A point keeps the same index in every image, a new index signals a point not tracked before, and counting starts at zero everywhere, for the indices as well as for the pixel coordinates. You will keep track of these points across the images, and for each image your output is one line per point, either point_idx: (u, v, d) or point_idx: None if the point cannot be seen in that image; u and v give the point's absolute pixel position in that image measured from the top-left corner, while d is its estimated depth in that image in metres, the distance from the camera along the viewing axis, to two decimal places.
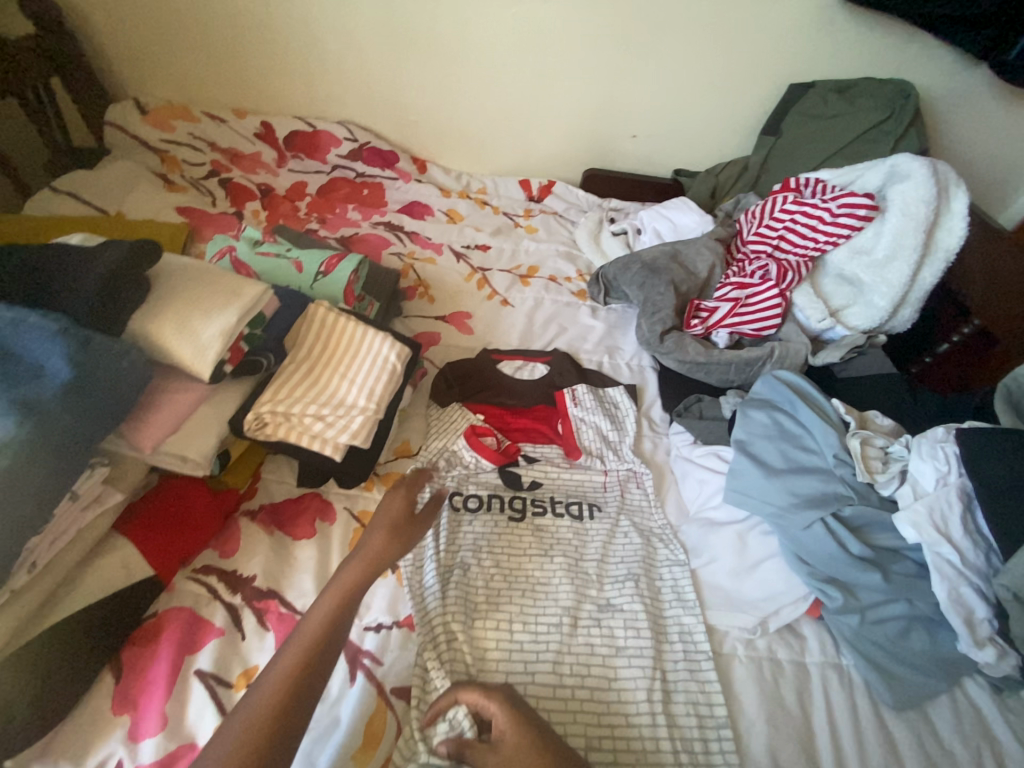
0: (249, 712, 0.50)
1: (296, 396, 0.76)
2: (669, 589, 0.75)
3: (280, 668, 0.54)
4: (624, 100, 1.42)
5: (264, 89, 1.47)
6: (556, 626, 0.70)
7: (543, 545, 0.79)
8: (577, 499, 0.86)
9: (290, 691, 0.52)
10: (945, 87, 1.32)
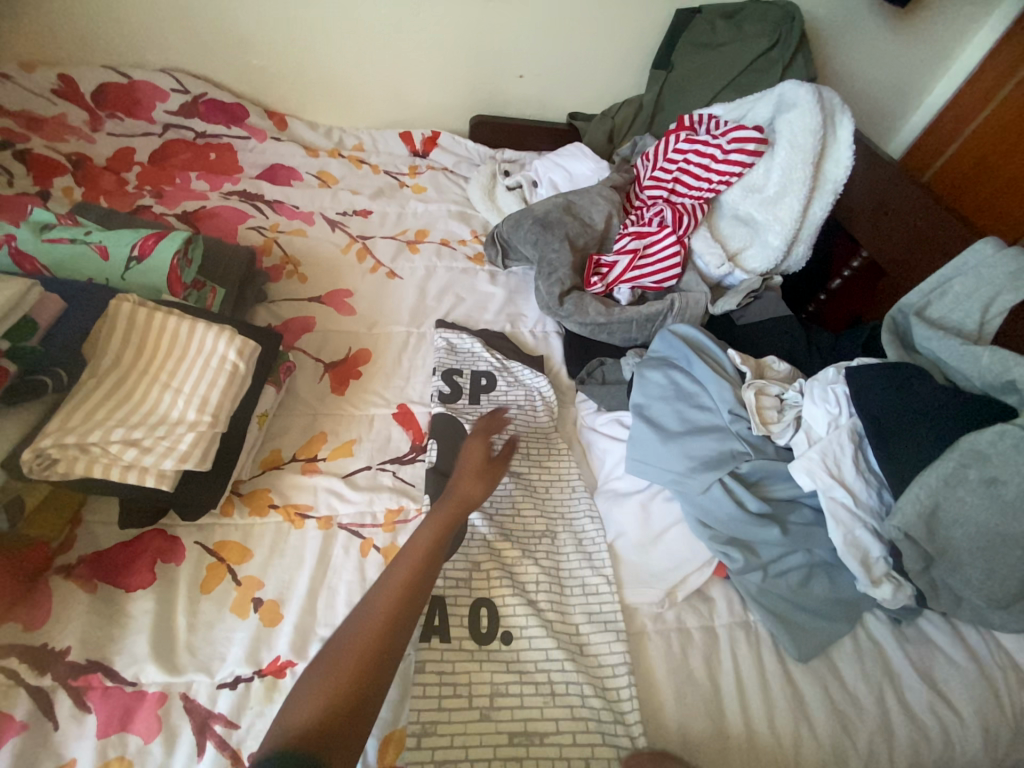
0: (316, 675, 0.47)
1: (98, 419, 0.61)
2: (586, 575, 0.69)
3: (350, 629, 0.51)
4: (503, 33, 1.26)
5: (57, 32, 1.17)
6: (523, 637, 0.62)
7: (512, 544, 0.70)
8: (510, 480, 0.76)
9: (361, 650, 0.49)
10: (827, 10, 1.28)
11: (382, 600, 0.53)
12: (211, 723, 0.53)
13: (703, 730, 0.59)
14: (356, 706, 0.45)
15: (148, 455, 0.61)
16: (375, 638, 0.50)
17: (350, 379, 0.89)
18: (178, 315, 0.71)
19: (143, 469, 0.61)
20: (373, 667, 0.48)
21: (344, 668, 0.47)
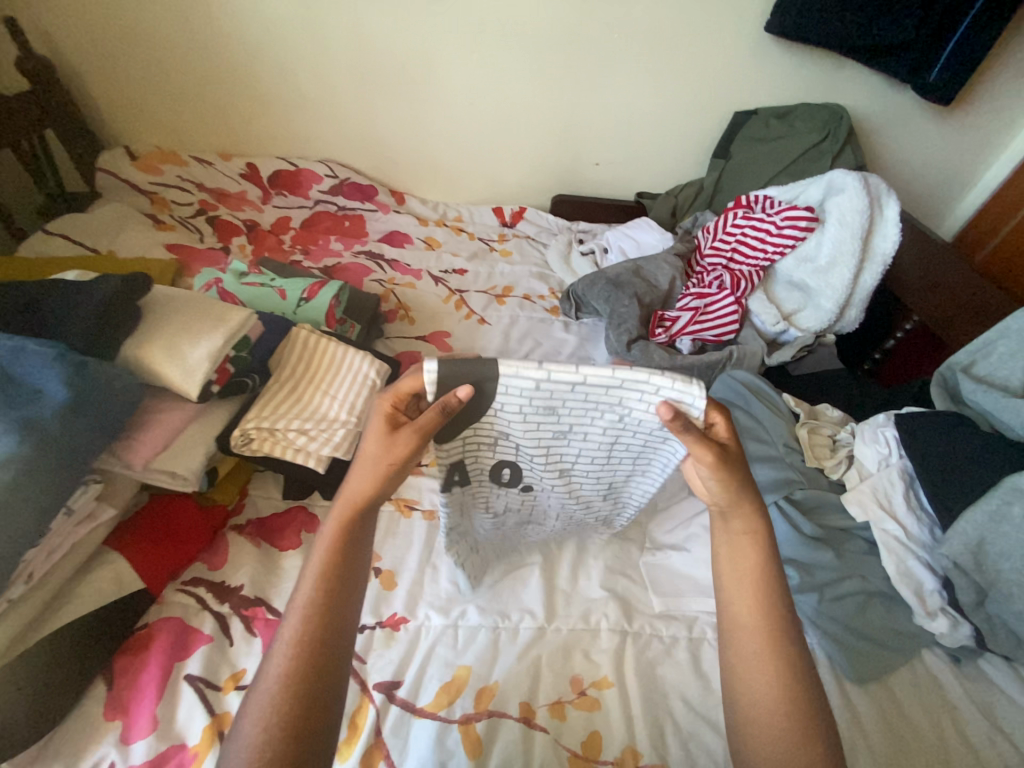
0: (260, 707, 0.44)
1: (281, 410, 0.81)
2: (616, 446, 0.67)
3: (283, 644, 0.48)
4: (585, 131, 1.53)
5: (248, 134, 1.55)
6: (541, 472, 0.69)
7: (536, 416, 0.62)
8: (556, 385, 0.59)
9: (300, 669, 0.46)
10: (875, 110, 1.45)
11: (276, 669, 0.46)
12: None
13: None
14: (302, 718, 0.44)
15: (312, 441, 0.80)
16: (306, 646, 0.48)
17: None
18: (335, 340, 0.93)
19: (307, 453, 0.79)
20: (317, 683, 0.46)
21: (279, 681, 0.45)
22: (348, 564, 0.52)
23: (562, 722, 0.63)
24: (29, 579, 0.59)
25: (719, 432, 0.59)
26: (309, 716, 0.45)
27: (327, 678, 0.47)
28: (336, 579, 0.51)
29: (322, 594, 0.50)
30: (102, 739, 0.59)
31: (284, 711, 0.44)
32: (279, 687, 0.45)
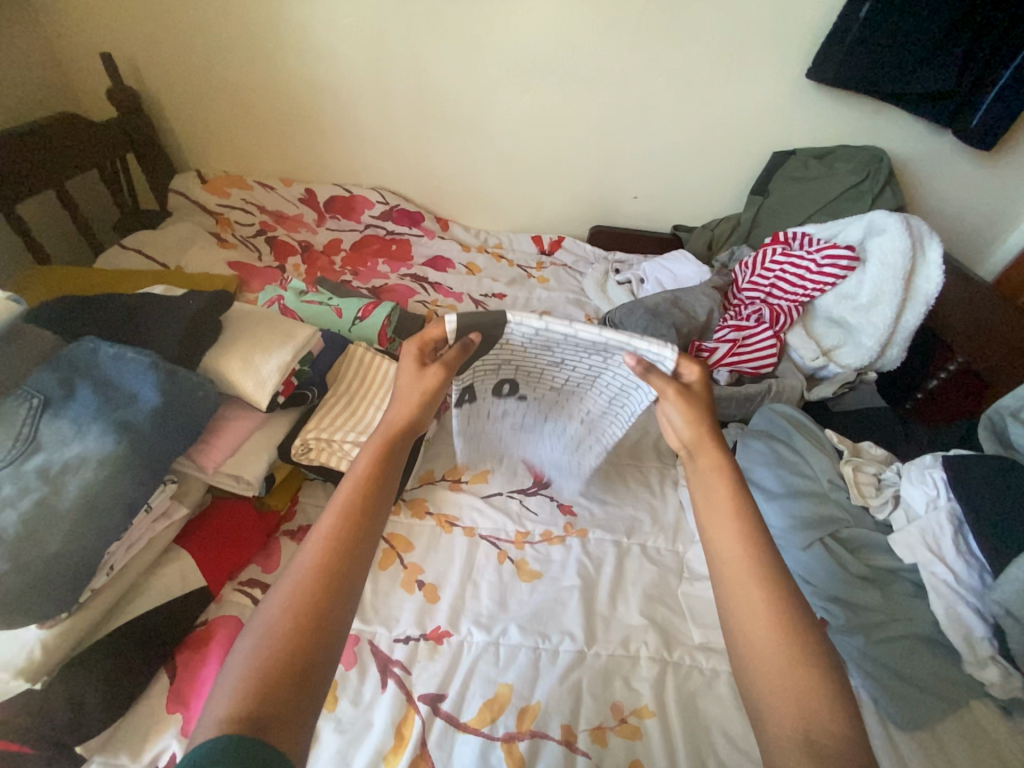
0: (271, 616, 0.46)
1: (334, 426, 0.85)
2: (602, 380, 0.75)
3: (304, 561, 0.50)
4: (625, 166, 1.59)
5: (307, 162, 1.66)
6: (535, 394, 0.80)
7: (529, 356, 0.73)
8: (552, 331, 0.68)
9: (314, 584, 0.48)
10: (916, 152, 1.47)
11: (294, 584, 0.48)
12: (390, 666, 0.69)
13: None
14: (305, 629, 0.46)
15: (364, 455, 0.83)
16: (321, 565, 0.50)
17: None
18: (385, 358, 0.98)
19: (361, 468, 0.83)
20: (325, 598, 0.48)
21: (291, 593, 0.48)
22: (374, 498, 0.56)
23: (603, 748, 0.63)
24: (110, 571, 0.64)
25: (692, 382, 0.68)
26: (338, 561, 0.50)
27: (336, 594, 0.48)
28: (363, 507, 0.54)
29: (342, 519, 0.53)
30: (163, 732, 0.60)
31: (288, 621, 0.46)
32: (289, 600, 0.47)
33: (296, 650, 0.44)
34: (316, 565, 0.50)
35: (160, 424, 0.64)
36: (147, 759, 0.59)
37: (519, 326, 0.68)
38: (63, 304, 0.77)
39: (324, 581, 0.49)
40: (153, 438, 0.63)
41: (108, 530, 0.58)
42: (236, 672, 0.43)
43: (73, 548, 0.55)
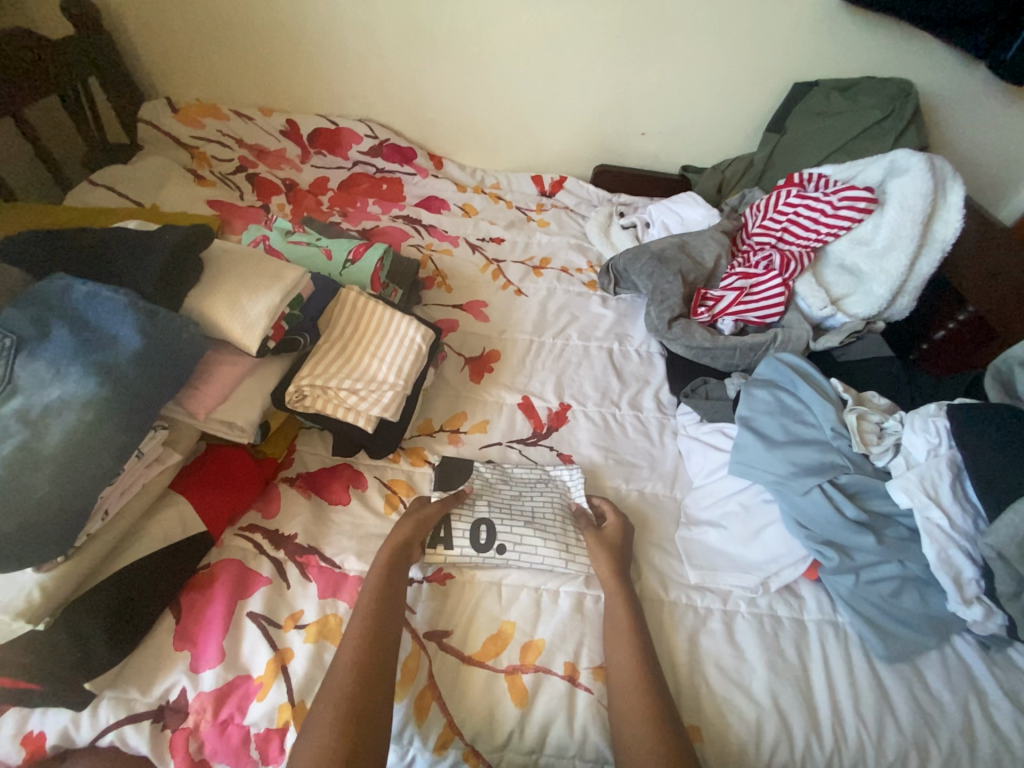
0: (324, 715, 0.55)
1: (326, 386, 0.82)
2: (555, 517, 0.80)
3: (341, 671, 0.58)
4: (634, 99, 1.47)
5: (287, 89, 1.52)
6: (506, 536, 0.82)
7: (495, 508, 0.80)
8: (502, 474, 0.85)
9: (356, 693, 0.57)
10: (948, 85, 1.36)
11: (337, 686, 0.57)
12: None
13: (790, 700, 0.67)
14: (355, 733, 0.54)
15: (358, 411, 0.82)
16: (358, 676, 0.58)
17: (485, 372, 1.07)
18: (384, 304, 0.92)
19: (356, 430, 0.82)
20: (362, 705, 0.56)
21: (337, 699, 0.56)
22: (386, 613, 0.64)
23: (604, 684, 0.66)
24: (105, 515, 0.63)
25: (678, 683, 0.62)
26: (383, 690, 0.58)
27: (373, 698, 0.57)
28: (379, 617, 0.63)
29: (363, 648, 0.60)
30: (170, 669, 0.62)
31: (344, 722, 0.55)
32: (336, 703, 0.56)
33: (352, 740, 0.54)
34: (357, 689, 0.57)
35: (145, 367, 0.61)
36: (159, 693, 0.61)
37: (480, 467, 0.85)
38: (31, 239, 0.71)
39: (368, 695, 0.57)
40: (138, 382, 0.60)
41: (100, 476, 0.56)
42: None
43: (64, 493, 0.54)
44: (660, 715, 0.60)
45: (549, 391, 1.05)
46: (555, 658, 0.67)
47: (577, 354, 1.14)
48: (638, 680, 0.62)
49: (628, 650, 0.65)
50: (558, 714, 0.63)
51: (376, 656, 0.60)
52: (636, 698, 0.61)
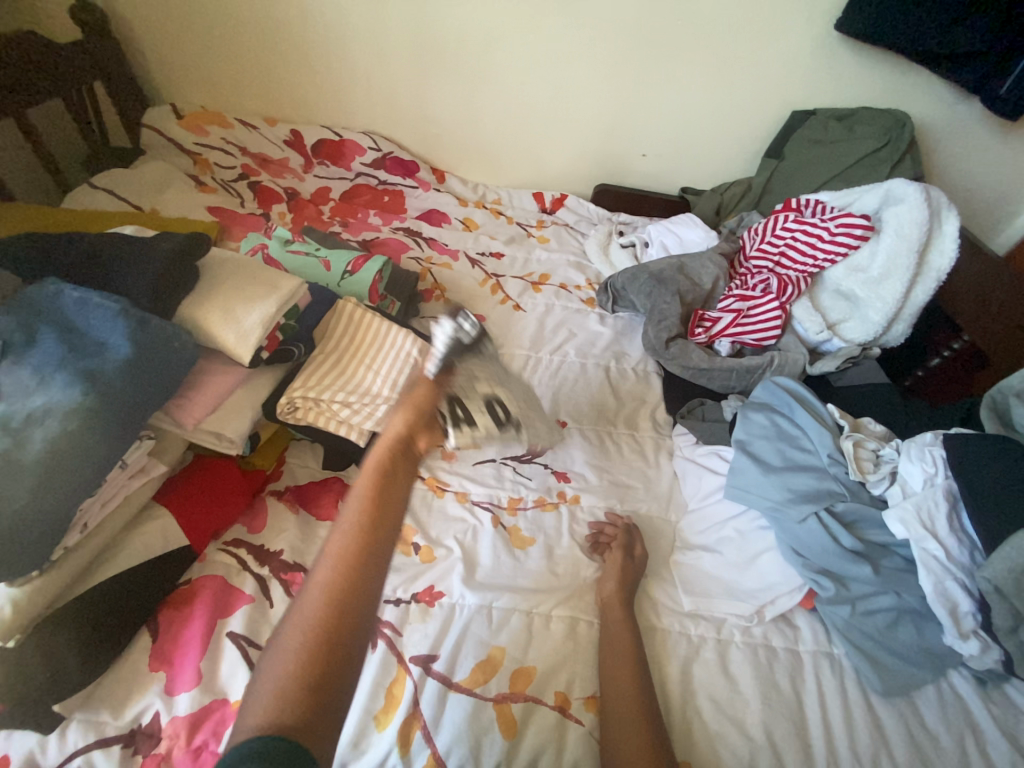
0: (314, 591, 0.45)
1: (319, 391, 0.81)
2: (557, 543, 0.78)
3: (336, 547, 0.48)
4: (635, 121, 1.49)
5: (292, 100, 1.53)
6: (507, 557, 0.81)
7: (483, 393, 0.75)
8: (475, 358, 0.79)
9: (350, 571, 0.46)
10: (942, 117, 1.39)
11: (331, 561, 0.46)
12: (381, 627, 0.68)
13: (785, 735, 0.65)
14: (340, 616, 0.43)
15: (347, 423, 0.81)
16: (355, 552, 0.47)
17: None
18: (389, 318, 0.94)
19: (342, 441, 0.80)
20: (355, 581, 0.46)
21: (331, 572, 0.46)
22: (389, 495, 0.54)
23: (595, 715, 0.64)
24: (83, 529, 0.61)
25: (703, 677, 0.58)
26: (355, 611, 0.44)
27: (365, 580, 0.46)
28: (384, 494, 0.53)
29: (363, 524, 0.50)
30: (145, 690, 0.60)
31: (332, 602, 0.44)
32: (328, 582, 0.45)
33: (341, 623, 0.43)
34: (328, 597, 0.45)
35: (133, 377, 0.60)
36: (131, 716, 0.58)
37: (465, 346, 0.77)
38: (25, 242, 0.70)
39: (361, 575, 0.46)
40: (126, 391, 0.59)
41: (80, 488, 0.55)
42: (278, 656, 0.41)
43: (42, 506, 0.52)
44: (653, 750, 0.58)
45: (545, 408, 1.04)
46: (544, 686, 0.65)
47: (574, 371, 1.13)
48: (630, 711, 0.61)
49: (620, 679, 0.63)
50: (547, 746, 0.61)
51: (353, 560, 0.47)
52: (626, 730, 0.59)
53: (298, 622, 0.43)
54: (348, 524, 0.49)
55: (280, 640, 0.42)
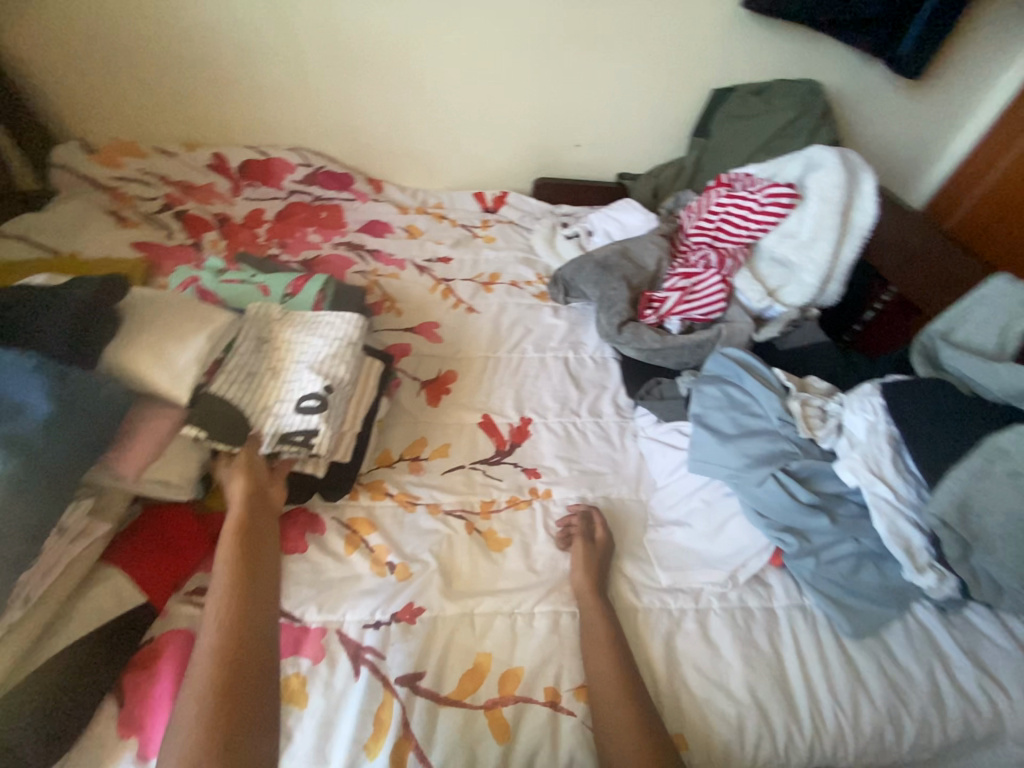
0: (200, 676, 0.53)
1: (243, 389, 0.78)
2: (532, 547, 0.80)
3: (212, 629, 0.56)
4: (564, 112, 1.50)
5: (211, 122, 1.47)
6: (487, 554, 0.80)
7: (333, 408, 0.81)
8: (323, 378, 0.81)
9: (232, 645, 0.55)
10: (851, 82, 1.47)
11: (209, 647, 0.55)
12: (362, 652, 0.66)
13: (768, 690, 0.68)
14: (231, 686, 0.53)
15: (279, 422, 0.77)
16: (230, 630, 0.56)
17: (443, 394, 1.05)
18: (315, 319, 0.90)
19: (270, 444, 0.76)
20: (237, 652, 0.55)
21: (211, 658, 0.54)
22: (252, 567, 0.63)
23: (586, 703, 0.65)
24: (26, 601, 0.58)
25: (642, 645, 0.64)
26: (249, 677, 0.54)
27: (250, 646, 0.56)
28: (248, 568, 0.63)
29: (230, 602, 0.59)
30: (116, 759, 0.57)
31: (222, 674, 0.53)
32: (212, 661, 0.54)
33: (236, 688, 0.53)
34: (221, 673, 0.53)
35: (58, 435, 0.57)
36: None
37: (315, 374, 0.81)
38: None
39: (243, 642, 0.56)
40: (51, 452, 0.56)
41: (10, 560, 0.51)
42: (182, 740, 0.49)
43: None
44: (644, 729, 0.59)
45: (510, 407, 1.04)
46: (531, 685, 0.65)
47: (534, 366, 1.14)
48: (619, 693, 0.62)
49: (607, 664, 0.64)
50: (541, 742, 0.62)
51: (242, 637, 0.56)
52: (616, 713, 0.60)
53: (195, 710, 0.51)
54: (223, 608, 0.58)
55: (181, 727, 0.50)
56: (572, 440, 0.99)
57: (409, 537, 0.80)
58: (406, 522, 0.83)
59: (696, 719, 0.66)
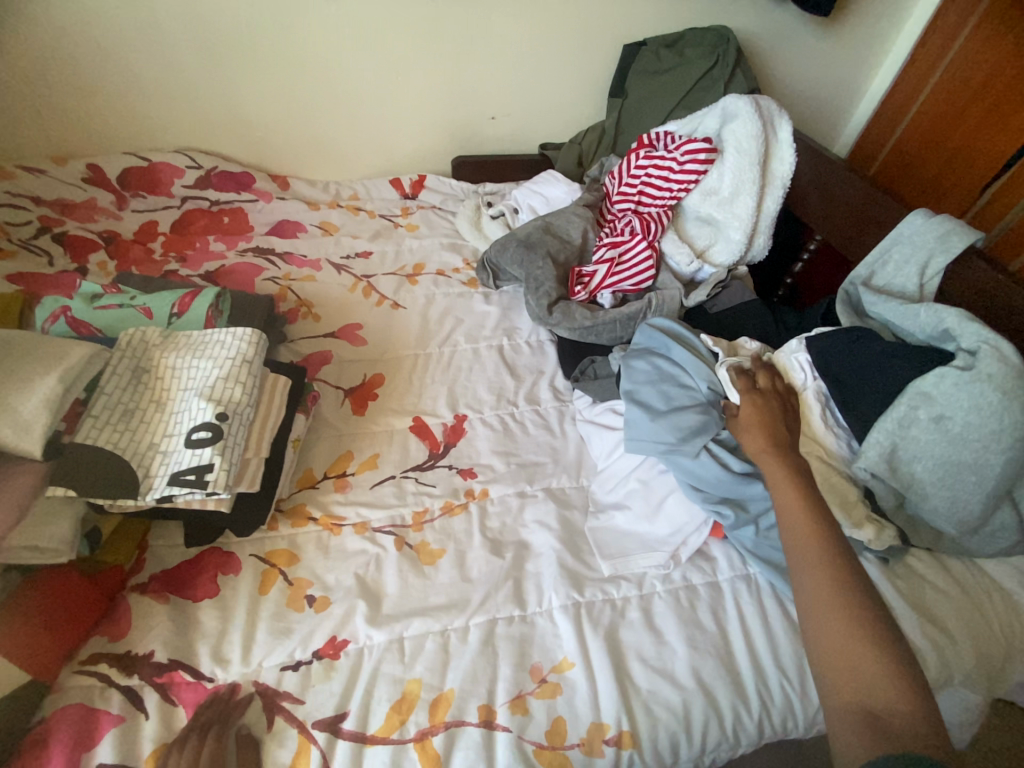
0: None
1: (125, 433, 0.70)
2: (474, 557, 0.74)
3: None
4: (473, 84, 1.41)
5: (81, 130, 1.32)
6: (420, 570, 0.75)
7: (231, 437, 0.72)
8: (215, 405, 0.73)
9: None
10: (764, 26, 1.42)
11: None
12: (278, 701, 0.62)
13: (713, 671, 0.66)
14: None
15: (168, 462, 0.69)
16: None
17: (369, 400, 0.98)
18: (206, 338, 0.80)
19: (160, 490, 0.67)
20: None
21: None
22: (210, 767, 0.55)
23: (524, 716, 0.61)
24: None
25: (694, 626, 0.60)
26: None
27: None
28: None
29: None
30: None
31: None
32: None
33: None
34: None
35: None
36: None
37: (205, 401, 0.73)
38: None
39: None
40: None
41: None
42: None
43: None
44: None
45: (442, 405, 0.98)
46: (466, 707, 0.61)
47: (466, 359, 1.07)
48: None
49: None
50: None
51: None
52: None
53: None
54: None
55: None
56: (508, 434, 0.93)
57: (333, 564, 0.74)
58: (331, 546, 0.77)
59: (642, 716, 0.63)
